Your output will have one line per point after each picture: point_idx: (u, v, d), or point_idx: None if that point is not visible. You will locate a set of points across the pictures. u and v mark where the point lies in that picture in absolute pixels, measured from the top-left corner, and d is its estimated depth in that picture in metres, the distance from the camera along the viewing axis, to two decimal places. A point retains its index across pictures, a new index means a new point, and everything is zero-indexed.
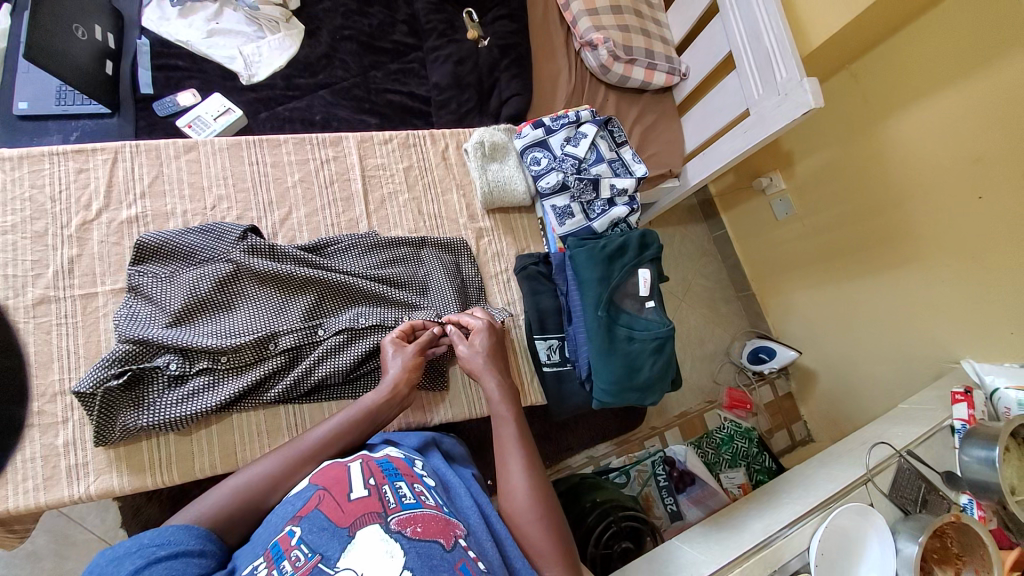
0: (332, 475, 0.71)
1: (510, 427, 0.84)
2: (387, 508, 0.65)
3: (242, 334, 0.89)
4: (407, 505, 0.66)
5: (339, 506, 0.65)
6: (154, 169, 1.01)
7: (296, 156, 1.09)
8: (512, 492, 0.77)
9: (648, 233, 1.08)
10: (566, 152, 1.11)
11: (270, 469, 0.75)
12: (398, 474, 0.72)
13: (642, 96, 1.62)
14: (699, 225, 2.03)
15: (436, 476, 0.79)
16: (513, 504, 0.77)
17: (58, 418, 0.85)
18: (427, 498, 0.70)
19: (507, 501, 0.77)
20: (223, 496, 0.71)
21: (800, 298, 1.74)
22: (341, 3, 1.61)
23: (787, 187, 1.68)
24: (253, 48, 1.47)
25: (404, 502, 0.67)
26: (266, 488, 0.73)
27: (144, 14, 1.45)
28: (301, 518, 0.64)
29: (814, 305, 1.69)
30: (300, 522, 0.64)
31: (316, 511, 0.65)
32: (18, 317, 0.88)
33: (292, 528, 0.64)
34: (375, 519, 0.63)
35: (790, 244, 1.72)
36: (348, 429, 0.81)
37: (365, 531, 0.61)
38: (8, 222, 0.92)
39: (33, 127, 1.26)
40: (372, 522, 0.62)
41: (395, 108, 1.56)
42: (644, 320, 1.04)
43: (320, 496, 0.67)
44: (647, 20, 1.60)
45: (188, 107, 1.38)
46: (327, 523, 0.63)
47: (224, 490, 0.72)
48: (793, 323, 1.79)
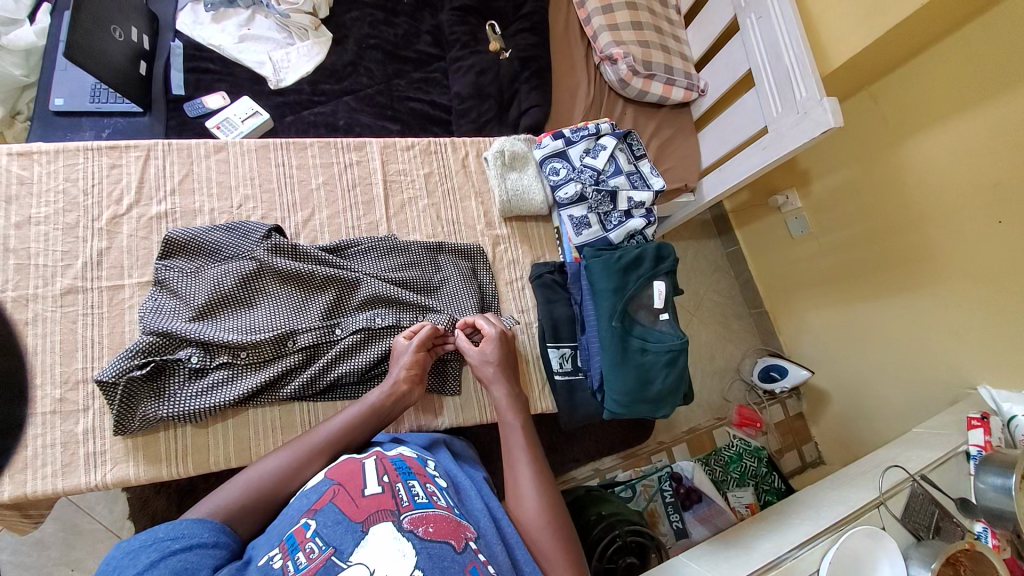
0: (348, 471, 0.72)
1: (518, 436, 0.85)
2: (400, 507, 0.65)
3: (263, 330, 0.91)
4: (420, 504, 0.67)
5: (353, 501, 0.66)
6: (185, 167, 1.04)
7: (321, 159, 1.12)
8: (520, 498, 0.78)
9: (665, 246, 1.08)
10: (585, 164, 1.13)
11: (282, 462, 0.76)
12: (411, 473, 0.73)
13: (660, 110, 1.63)
14: (713, 240, 2.03)
15: (447, 477, 0.79)
16: (524, 506, 0.77)
17: (79, 407, 0.87)
18: (439, 498, 0.70)
19: (515, 508, 0.78)
20: (237, 487, 0.72)
21: (814, 317, 1.72)
22: (369, 12, 1.65)
23: (803, 205, 1.68)
24: (282, 54, 1.52)
25: (417, 501, 0.67)
26: (281, 481, 0.74)
27: (179, 18, 1.50)
28: (316, 512, 0.65)
29: (829, 324, 1.67)
30: (315, 515, 0.65)
31: (331, 505, 0.66)
32: (47, 306, 0.91)
33: (307, 520, 0.65)
34: (388, 517, 0.63)
35: (804, 262, 1.72)
36: (358, 424, 0.82)
37: (378, 529, 0.62)
38: (43, 213, 0.95)
39: (68, 123, 1.30)
40: (385, 520, 0.63)
41: (416, 115, 1.60)
42: (657, 332, 1.04)
43: (334, 491, 0.68)
44: (667, 36, 1.63)
45: (217, 109, 1.42)
46: (342, 517, 0.64)
47: (238, 483, 0.73)
48: (806, 343, 1.77)
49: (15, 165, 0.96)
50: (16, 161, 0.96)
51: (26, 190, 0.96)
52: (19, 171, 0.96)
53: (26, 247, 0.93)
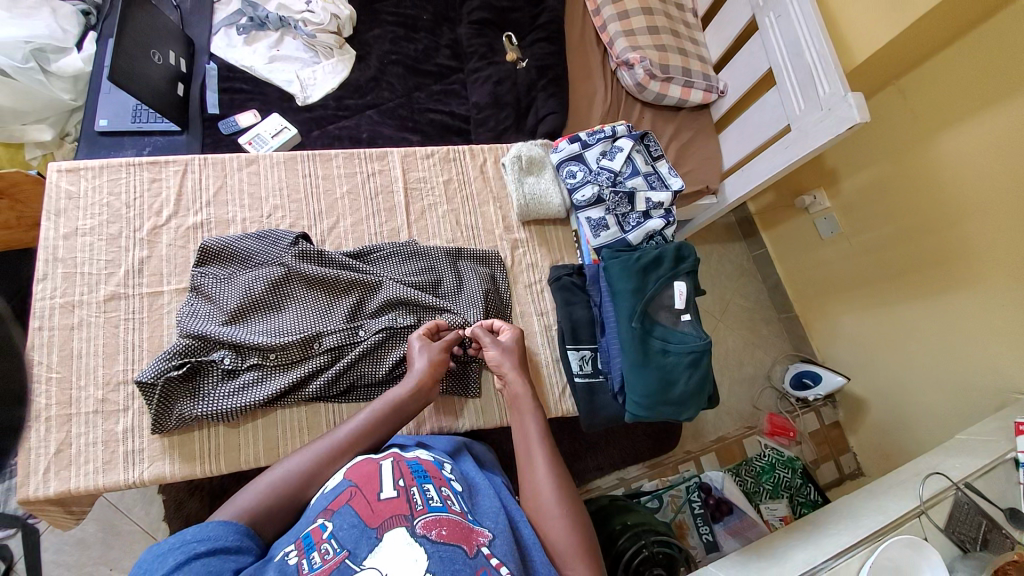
0: (366, 473, 0.74)
1: (536, 442, 0.85)
2: (414, 511, 0.67)
3: (290, 333, 0.94)
4: (434, 508, 0.68)
5: (369, 505, 0.67)
6: (219, 180, 1.09)
7: (345, 169, 1.15)
8: (544, 505, 0.78)
9: (684, 246, 1.06)
10: (601, 166, 1.12)
11: (302, 466, 0.77)
12: (427, 477, 0.75)
13: (678, 113, 1.66)
14: (738, 244, 1.99)
15: (463, 480, 0.81)
16: (542, 511, 0.77)
17: (120, 407, 0.92)
18: (452, 503, 0.71)
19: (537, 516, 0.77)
20: (256, 492, 0.73)
21: (847, 320, 1.67)
22: (390, 29, 1.71)
23: (831, 205, 1.64)
24: (309, 73, 1.59)
25: (431, 505, 0.69)
26: (303, 484, 0.76)
27: (214, 41, 1.59)
28: (332, 513, 0.67)
29: (863, 328, 1.62)
30: (331, 517, 0.66)
31: (347, 507, 0.67)
32: (91, 312, 0.96)
33: (324, 521, 0.66)
34: (402, 522, 0.65)
35: (834, 264, 1.67)
36: (375, 424, 0.84)
37: (392, 534, 0.63)
38: (88, 225, 1.01)
39: (111, 142, 1.39)
40: (399, 524, 0.64)
41: (436, 126, 1.64)
42: (679, 333, 1.02)
43: (351, 493, 0.70)
44: (684, 40, 1.65)
45: (249, 126, 1.50)
46: (358, 520, 0.65)
47: (256, 489, 0.74)
48: (839, 347, 1.72)
49: (64, 181, 1.03)
50: (66, 177, 1.03)
51: (73, 204, 1.02)
52: (68, 187, 1.03)
53: (73, 257, 0.99)
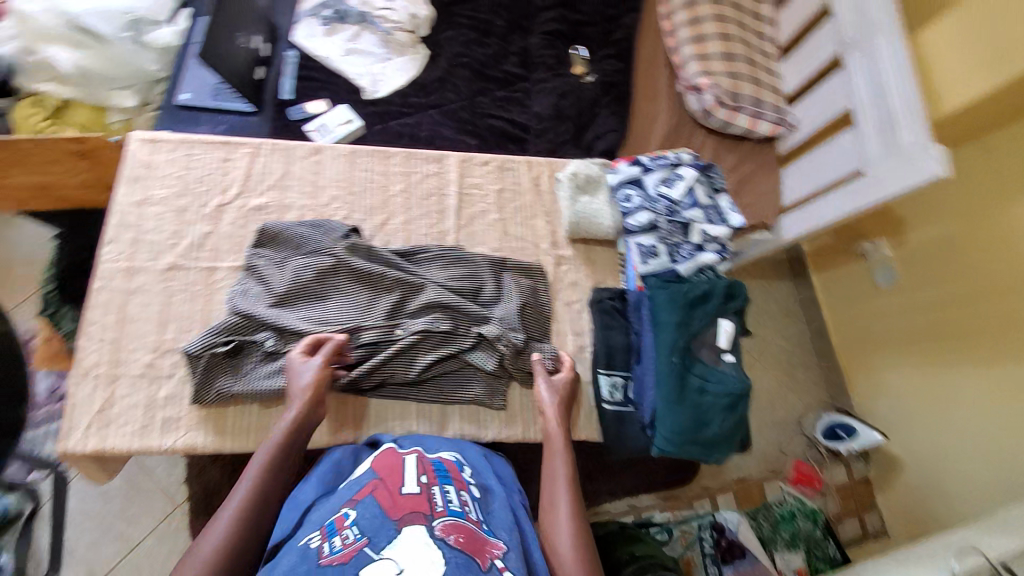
0: (389, 466, 0.78)
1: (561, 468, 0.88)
2: (434, 511, 0.69)
3: (333, 323, 0.97)
4: (452, 511, 0.70)
5: (391, 497, 0.71)
6: (284, 166, 1.13)
7: (403, 168, 1.17)
8: (557, 551, 0.78)
9: (737, 284, 1.02)
10: (659, 193, 1.09)
11: (230, 528, 0.74)
12: (448, 478, 0.78)
13: (742, 144, 1.62)
14: (784, 283, 1.90)
15: (482, 487, 0.83)
16: (554, 533, 0.80)
17: (165, 373, 0.96)
18: (470, 509, 0.73)
19: (550, 536, 0.80)
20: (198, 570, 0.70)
21: (892, 378, 1.57)
22: (462, 32, 1.74)
23: (894, 256, 1.54)
24: (380, 68, 1.64)
25: (450, 508, 0.71)
26: (242, 542, 0.74)
27: (296, 30, 1.65)
28: (357, 502, 0.70)
29: (907, 388, 1.52)
30: (355, 506, 0.69)
31: (370, 498, 0.71)
32: (152, 279, 1.01)
33: (348, 510, 0.69)
34: (422, 520, 0.67)
35: (885, 317, 1.58)
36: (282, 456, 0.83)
37: (410, 528, 0.65)
38: (160, 196, 1.07)
39: (189, 116, 1.47)
40: (418, 521, 0.66)
41: (494, 132, 1.64)
42: (719, 373, 0.97)
43: (375, 485, 0.73)
44: (759, 68, 1.62)
45: (316, 114, 1.55)
46: (381, 511, 0.68)
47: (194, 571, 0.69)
48: (881, 405, 1.61)
49: (143, 152, 1.09)
50: (145, 148, 1.09)
51: (149, 173, 1.08)
52: (146, 157, 1.09)
53: (142, 225, 1.04)
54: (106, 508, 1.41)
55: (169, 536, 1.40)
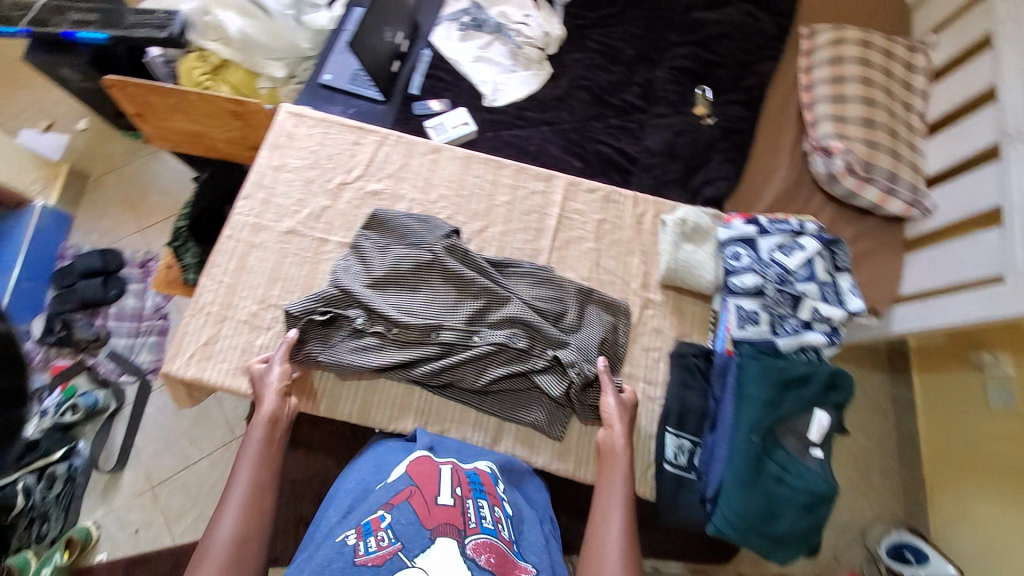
0: (426, 473, 0.81)
1: (619, 495, 0.88)
2: (466, 528, 0.74)
3: (418, 316, 1.00)
4: (484, 529, 0.75)
5: (426, 506, 0.75)
6: (404, 158, 1.20)
7: (512, 180, 1.20)
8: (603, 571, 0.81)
9: (842, 375, 0.95)
10: (773, 259, 1.04)
11: (237, 508, 0.82)
12: (482, 492, 0.82)
13: (865, 219, 1.49)
14: (880, 375, 1.69)
15: (513, 503, 0.88)
16: (602, 556, 0.82)
17: (264, 324, 1.05)
18: (501, 527, 0.78)
19: (597, 554, 0.82)
20: (222, 541, 0.79)
21: (982, 509, 1.38)
22: (590, 56, 1.75)
23: (1016, 375, 1.35)
24: (504, 78, 1.69)
25: (483, 525, 0.76)
26: (252, 516, 0.82)
27: (435, 31, 1.75)
28: (392, 506, 0.75)
29: (999, 526, 1.33)
30: (391, 510, 0.74)
31: (406, 504, 0.75)
32: (272, 237, 1.11)
33: (383, 512, 0.74)
34: (455, 534, 0.72)
35: (990, 441, 1.39)
36: (260, 463, 0.87)
37: (443, 541, 0.71)
38: (294, 165, 1.17)
39: (327, 95, 1.60)
40: (451, 535, 0.72)
41: (600, 158, 1.63)
42: (803, 467, 0.91)
43: (412, 492, 0.77)
44: (901, 141, 1.49)
45: (436, 112, 1.63)
46: (416, 519, 0.73)
47: (218, 545, 0.79)
48: (961, 535, 1.42)
49: (289, 122, 1.20)
50: (291, 119, 1.20)
51: (289, 143, 1.19)
52: (290, 128, 1.20)
53: (274, 188, 1.15)
54: (176, 422, 1.56)
55: (222, 463, 1.53)
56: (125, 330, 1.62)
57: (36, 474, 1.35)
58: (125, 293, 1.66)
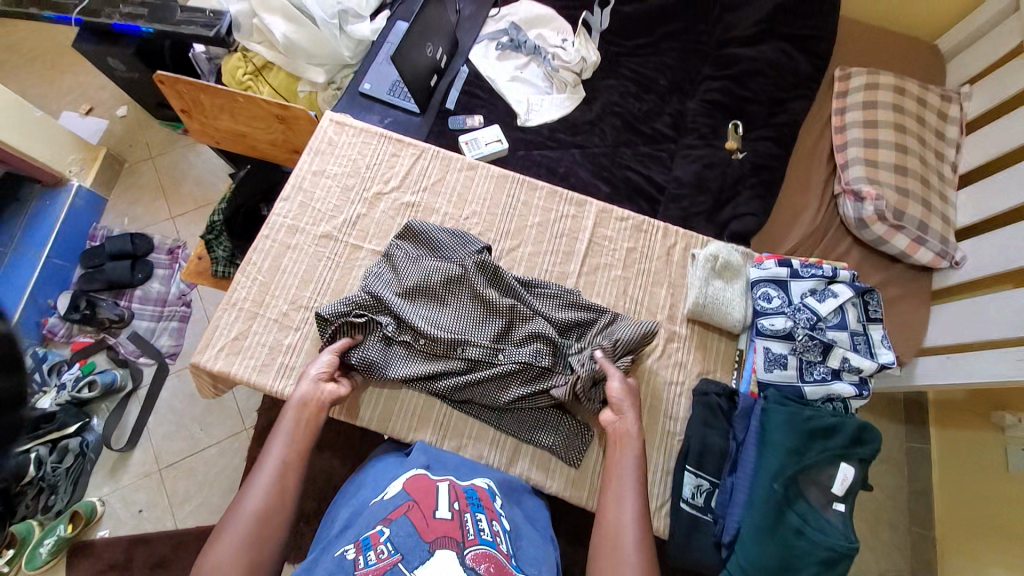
0: (423, 489, 0.78)
1: (632, 467, 0.88)
2: (466, 540, 0.70)
3: (445, 330, 1.01)
4: (483, 541, 0.71)
5: (425, 520, 0.72)
6: (441, 173, 1.21)
7: (544, 203, 1.20)
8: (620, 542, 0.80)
9: (870, 428, 0.95)
10: (805, 303, 1.05)
11: (266, 482, 0.80)
12: (479, 506, 0.79)
13: (893, 266, 1.48)
14: (895, 426, 1.65)
15: (511, 518, 0.85)
16: (617, 528, 0.81)
17: (292, 325, 1.05)
18: (500, 540, 0.75)
19: (614, 525, 0.82)
20: (251, 513, 0.77)
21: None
22: (624, 83, 1.76)
23: None
24: (539, 99, 1.71)
25: (482, 537, 0.72)
26: (279, 491, 0.80)
27: (474, 48, 1.79)
28: (391, 521, 0.72)
29: None
30: (390, 524, 0.71)
31: (404, 518, 0.72)
32: (307, 240, 1.12)
33: (382, 527, 0.71)
34: (454, 546, 0.68)
35: (1008, 507, 1.34)
36: (295, 439, 0.86)
37: (442, 553, 0.67)
38: (334, 172, 1.19)
39: (365, 104, 1.63)
40: (450, 547, 0.68)
41: (628, 185, 1.64)
42: (824, 520, 0.91)
43: (409, 505, 0.74)
44: (933, 191, 1.48)
45: (471, 128, 1.66)
46: (414, 531, 0.70)
47: (245, 518, 0.76)
48: None
49: (331, 130, 1.22)
50: (334, 127, 1.23)
51: (330, 150, 1.21)
52: (332, 135, 1.22)
53: (313, 192, 1.16)
54: (189, 408, 1.57)
55: (228, 455, 1.53)
56: (148, 313, 1.64)
57: (49, 445, 1.39)
58: (151, 277, 1.67)
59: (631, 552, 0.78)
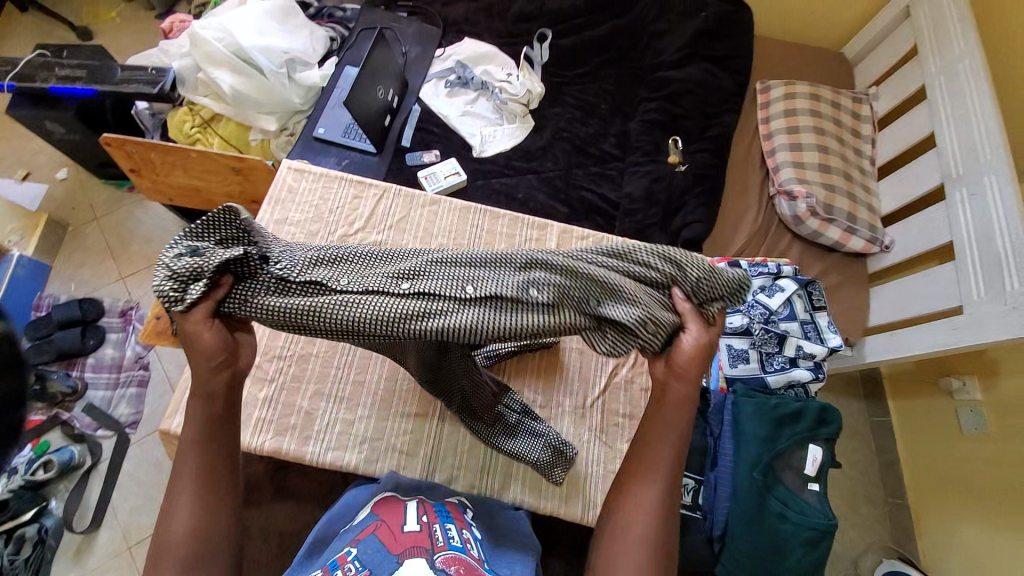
0: (391, 510, 0.79)
1: (669, 450, 0.75)
2: (435, 546, 0.70)
3: (366, 288, 0.71)
4: (452, 547, 0.71)
5: (393, 534, 0.72)
6: (405, 210, 1.24)
7: (507, 229, 1.25)
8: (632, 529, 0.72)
9: (829, 409, 1.02)
10: (757, 300, 1.13)
11: (189, 493, 0.69)
12: (449, 518, 0.80)
13: (831, 256, 1.61)
14: (856, 404, 1.76)
15: (483, 530, 0.85)
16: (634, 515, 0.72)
17: (268, 377, 1.04)
18: (471, 547, 0.75)
19: (631, 511, 0.73)
20: (182, 534, 0.67)
21: (964, 535, 1.43)
22: (569, 110, 1.86)
23: (983, 401, 1.43)
24: (491, 131, 1.79)
25: (451, 543, 0.72)
26: (211, 501, 0.69)
27: (423, 88, 1.85)
28: (358, 541, 0.71)
29: (981, 552, 1.37)
30: (357, 543, 0.71)
31: (372, 536, 0.72)
32: None
33: (349, 548, 0.70)
34: (423, 553, 0.67)
35: (963, 466, 1.46)
36: (207, 442, 0.71)
37: (412, 561, 0.66)
38: (297, 218, 1.20)
39: (321, 148, 1.66)
40: (420, 554, 0.67)
41: (585, 204, 1.72)
42: (803, 502, 0.96)
43: (377, 524, 0.74)
44: (856, 185, 1.64)
45: (428, 163, 1.71)
46: (382, 547, 0.69)
47: (175, 541, 0.67)
48: (949, 563, 1.45)
49: (291, 177, 1.24)
50: (293, 174, 1.24)
51: (291, 197, 1.22)
52: (291, 182, 1.23)
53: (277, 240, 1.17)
54: (156, 476, 1.49)
55: None
56: (103, 382, 1.56)
57: (3, 536, 1.29)
58: (104, 342, 1.60)
59: (640, 543, 0.71)
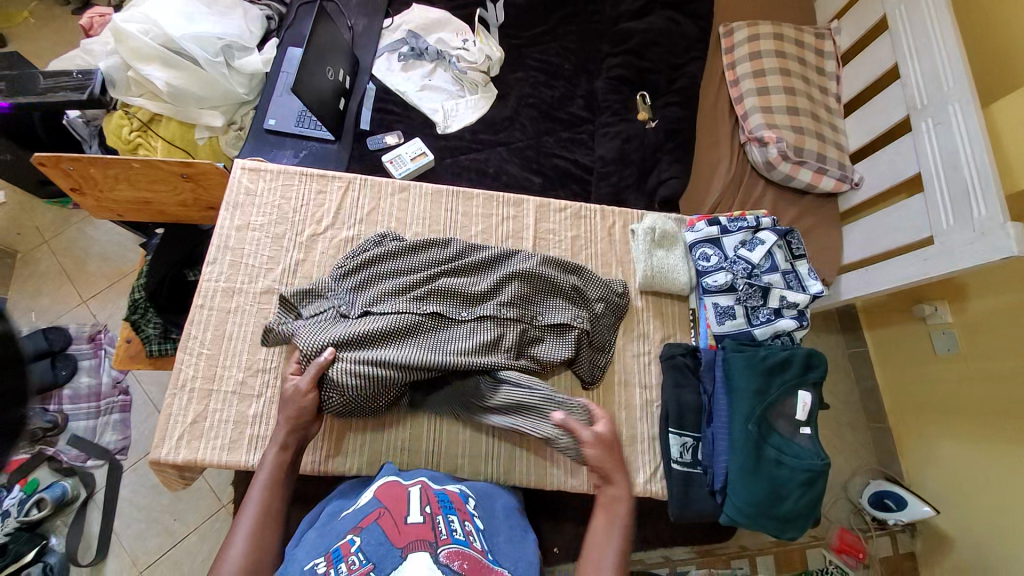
0: (394, 497, 0.79)
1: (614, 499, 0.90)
2: (438, 539, 0.70)
3: (407, 329, 1.01)
4: (456, 540, 0.72)
5: (396, 526, 0.72)
6: (374, 201, 1.20)
7: (483, 209, 1.22)
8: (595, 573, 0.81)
9: (815, 354, 1.05)
10: (738, 255, 1.14)
11: (250, 522, 0.82)
12: (451, 509, 0.80)
13: (804, 199, 1.63)
14: (834, 338, 1.83)
15: (485, 517, 0.86)
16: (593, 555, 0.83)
17: (255, 392, 1.02)
18: (474, 539, 0.75)
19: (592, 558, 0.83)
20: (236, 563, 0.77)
21: (941, 451, 1.53)
22: (532, 74, 1.79)
23: (954, 323, 1.49)
24: (453, 104, 1.71)
25: (454, 537, 0.73)
26: (266, 537, 0.81)
27: (376, 64, 1.75)
28: (361, 530, 0.72)
29: (959, 465, 1.47)
30: (360, 533, 0.72)
31: (375, 525, 0.72)
32: (249, 300, 1.08)
33: (353, 537, 0.72)
34: (426, 547, 0.68)
35: (937, 387, 1.54)
36: (275, 486, 0.87)
37: (415, 555, 0.67)
38: (260, 222, 1.14)
39: (275, 140, 1.57)
40: (422, 549, 0.68)
41: (558, 171, 1.68)
42: (796, 446, 1.00)
43: (380, 512, 0.75)
44: (824, 124, 1.64)
45: (392, 145, 1.64)
46: (385, 539, 0.70)
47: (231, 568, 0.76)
48: (929, 476, 1.56)
49: (246, 179, 1.17)
50: (248, 175, 1.17)
51: (249, 200, 1.15)
52: (247, 184, 1.17)
53: (241, 248, 1.11)
54: (156, 497, 1.47)
55: (211, 535, 1.45)
56: (84, 412, 1.50)
57: None
58: (77, 371, 1.52)
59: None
